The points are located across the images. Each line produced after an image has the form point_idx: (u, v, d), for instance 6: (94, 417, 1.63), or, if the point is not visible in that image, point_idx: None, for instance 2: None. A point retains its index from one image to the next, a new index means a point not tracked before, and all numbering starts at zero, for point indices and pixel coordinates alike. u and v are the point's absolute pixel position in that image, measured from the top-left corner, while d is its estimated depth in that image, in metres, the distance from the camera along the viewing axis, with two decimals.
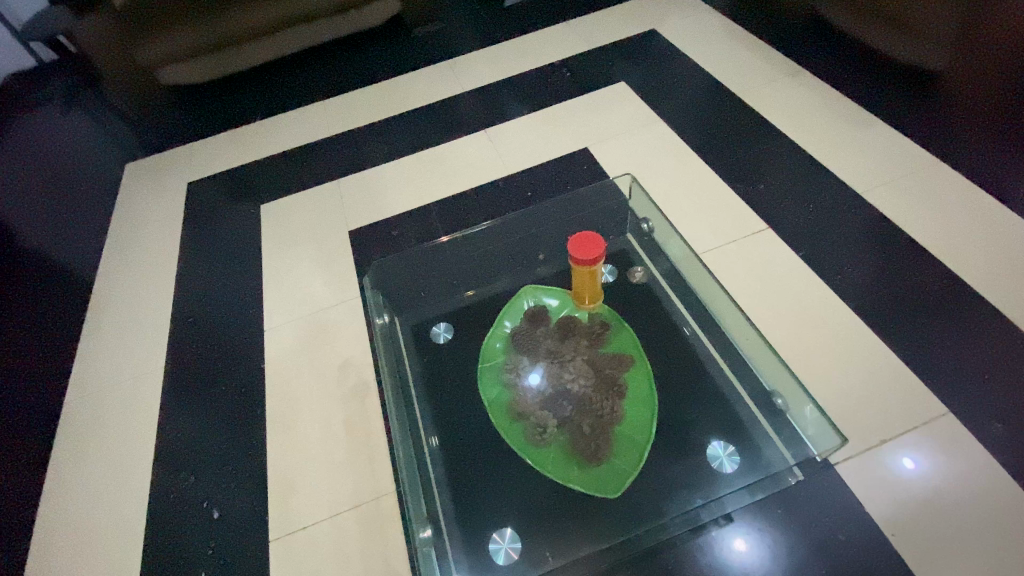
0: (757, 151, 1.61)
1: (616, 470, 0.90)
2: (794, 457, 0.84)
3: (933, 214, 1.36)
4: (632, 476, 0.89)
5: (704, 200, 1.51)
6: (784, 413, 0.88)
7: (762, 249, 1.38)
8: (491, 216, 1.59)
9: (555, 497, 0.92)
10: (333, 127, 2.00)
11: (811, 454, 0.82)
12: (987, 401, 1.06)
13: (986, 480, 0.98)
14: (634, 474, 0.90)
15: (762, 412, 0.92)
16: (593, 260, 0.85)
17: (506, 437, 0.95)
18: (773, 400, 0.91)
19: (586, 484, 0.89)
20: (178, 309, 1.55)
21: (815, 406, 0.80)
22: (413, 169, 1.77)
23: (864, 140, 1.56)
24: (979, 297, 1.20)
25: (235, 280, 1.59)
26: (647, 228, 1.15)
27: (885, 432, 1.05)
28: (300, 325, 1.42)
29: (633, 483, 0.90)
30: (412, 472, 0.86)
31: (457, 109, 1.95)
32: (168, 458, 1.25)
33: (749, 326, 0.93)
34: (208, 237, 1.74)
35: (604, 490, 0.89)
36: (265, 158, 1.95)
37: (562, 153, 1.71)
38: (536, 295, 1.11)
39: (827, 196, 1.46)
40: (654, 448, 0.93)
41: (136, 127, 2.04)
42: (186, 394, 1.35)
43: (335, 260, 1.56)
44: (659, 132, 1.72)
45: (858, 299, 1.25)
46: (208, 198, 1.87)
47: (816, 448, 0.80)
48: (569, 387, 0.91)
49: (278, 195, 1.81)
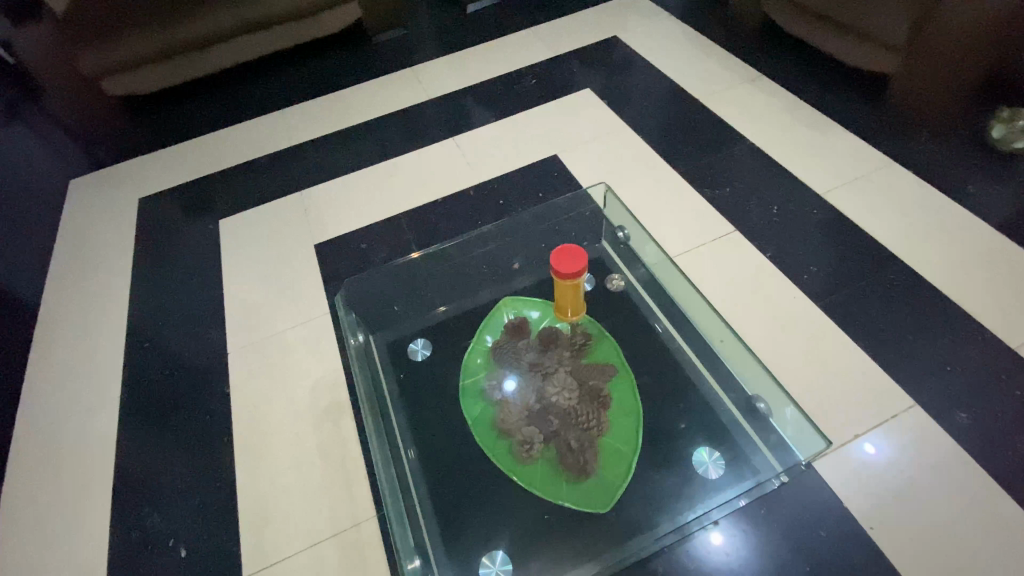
0: (721, 155, 1.64)
1: (606, 484, 0.88)
2: (781, 463, 0.84)
3: (891, 213, 1.42)
4: (621, 489, 0.88)
5: (673, 204, 1.53)
6: (768, 418, 0.89)
7: (732, 250, 1.40)
8: (463, 226, 1.57)
9: (545, 517, 0.89)
10: (293, 138, 1.93)
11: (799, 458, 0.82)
12: (950, 391, 1.11)
13: (957, 469, 1.02)
14: (622, 487, 0.88)
15: (747, 418, 0.92)
16: (576, 274, 0.82)
17: (492, 456, 0.92)
18: (757, 405, 0.91)
19: (575, 500, 0.87)
20: (133, 333, 1.46)
21: (796, 407, 0.81)
22: (380, 179, 1.73)
23: (822, 142, 1.61)
24: (937, 290, 1.26)
25: (195, 300, 1.51)
26: (623, 237, 1.15)
27: (858, 426, 1.08)
28: (267, 346, 1.36)
29: (623, 498, 0.88)
30: (398, 499, 0.83)
31: (423, 117, 1.92)
32: (128, 495, 1.17)
33: (728, 330, 0.93)
34: (164, 255, 1.65)
35: (594, 506, 0.87)
36: (223, 171, 1.87)
37: (531, 160, 1.71)
38: (518, 308, 1.09)
39: (791, 198, 1.50)
40: (642, 458, 0.92)
41: (85, 137, 1.93)
42: (145, 425, 1.27)
43: (302, 276, 1.50)
44: (626, 138, 1.73)
45: (825, 297, 1.28)
46: (163, 215, 1.77)
47: (803, 453, 0.80)
48: (553, 400, 0.89)
49: (238, 209, 1.74)
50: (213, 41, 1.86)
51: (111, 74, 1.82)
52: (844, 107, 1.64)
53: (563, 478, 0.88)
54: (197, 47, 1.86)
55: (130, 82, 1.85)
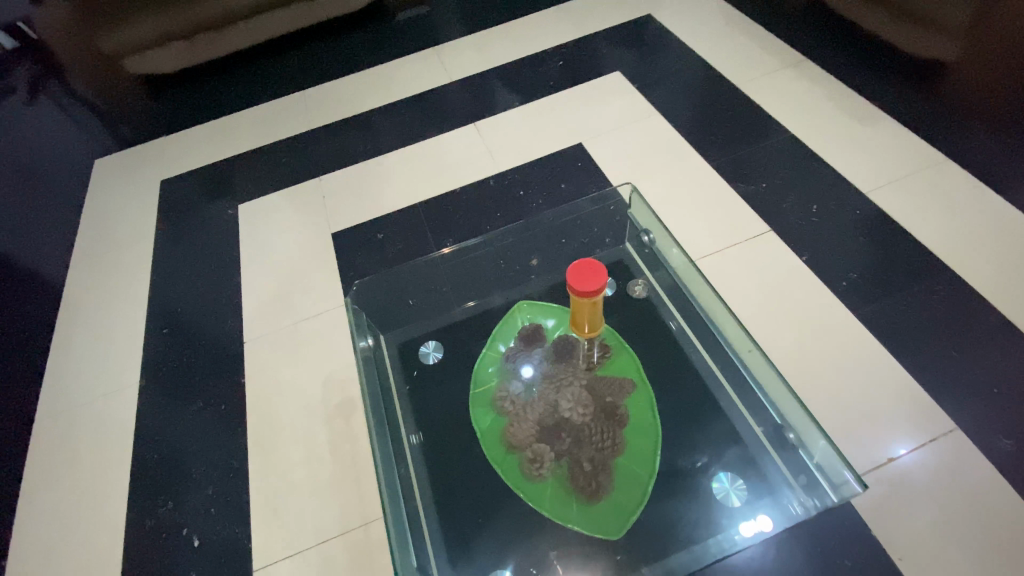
0: (757, 147, 1.54)
1: (618, 507, 0.84)
2: (808, 496, 0.80)
3: (940, 216, 1.31)
4: (633, 515, 0.84)
5: (703, 199, 1.45)
6: (797, 447, 0.84)
7: (764, 252, 1.33)
8: (481, 217, 1.51)
9: (550, 554, 0.85)
10: (312, 121, 1.90)
11: (828, 496, 0.77)
12: (995, 414, 1.03)
13: (1000, 502, 0.94)
14: (635, 513, 0.84)
15: (773, 443, 0.87)
16: (597, 292, 0.73)
17: (500, 470, 0.88)
18: (785, 432, 0.86)
19: (586, 523, 0.83)
20: (153, 319, 1.47)
21: (828, 441, 0.75)
22: (398, 166, 1.69)
23: (868, 136, 1.50)
24: (986, 303, 1.17)
25: (213, 286, 1.51)
26: (647, 240, 1.10)
27: (892, 450, 1.02)
28: (282, 337, 1.35)
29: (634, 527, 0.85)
30: (400, 504, 0.82)
31: (444, 101, 1.86)
32: (144, 482, 1.19)
33: (755, 348, 0.87)
34: (185, 239, 1.66)
35: (605, 530, 0.83)
36: (243, 155, 1.85)
37: (554, 149, 1.64)
38: (532, 313, 1.06)
39: (830, 196, 1.40)
40: (657, 484, 0.88)
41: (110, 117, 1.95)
42: (162, 412, 1.28)
43: (317, 266, 1.49)
44: (655, 127, 1.65)
45: (863, 307, 1.20)
46: (183, 198, 1.77)
47: (834, 493, 0.75)
48: (567, 416, 0.84)
49: (256, 194, 1.72)
50: (236, 18, 1.86)
51: (137, 53, 1.83)
52: (894, 98, 1.52)
53: (573, 499, 0.84)
54: (216, 24, 1.85)
55: (151, 61, 1.85)
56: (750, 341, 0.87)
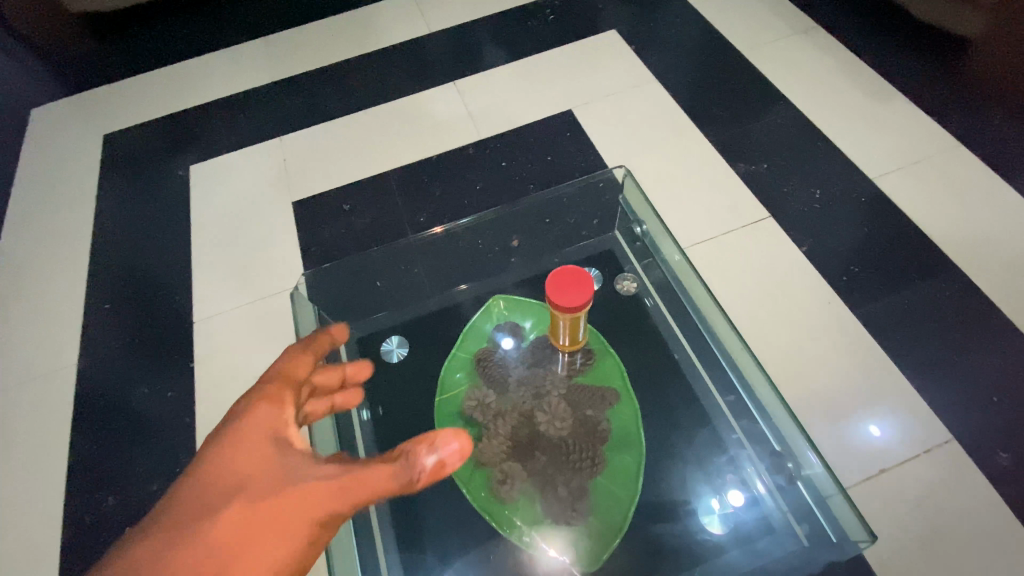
0: (760, 122, 1.42)
1: (596, 534, 0.77)
2: (806, 534, 0.74)
3: (950, 207, 1.23)
4: (610, 547, 0.76)
5: (701, 179, 1.34)
6: (795, 478, 0.77)
7: (762, 240, 1.23)
8: (459, 189, 1.38)
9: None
10: (275, 73, 1.71)
11: (827, 536, 0.72)
12: (994, 425, 0.98)
13: (993, 518, 0.90)
14: (611, 545, 0.76)
15: (769, 471, 0.80)
16: (577, 308, 0.66)
17: (465, 488, 0.80)
18: (783, 461, 0.79)
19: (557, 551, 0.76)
20: (95, 292, 1.34)
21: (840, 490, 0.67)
22: (369, 129, 1.54)
23: (880, 115, 1.39)
24: (991, 305, 1.10)
25: (163, 257, 1.38)
26: (639, 231, 1.01)
27: (885, 460, 0.96)
28: (238, 317, 1.24)
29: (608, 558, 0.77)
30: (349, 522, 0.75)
31: (422, 54, 1.68)
32: (83, 475, 1.09)
33: (756, 367, 0.78)
34: (131, 202, 1.50)
35: (578, 561, 0.76)
36: (199, 108, 1.67)
37: (541, 116, 1.50)
38: (509, 310, 0.96)
39: (835, 179, 1.30)
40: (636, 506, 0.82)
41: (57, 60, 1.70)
42: (103, 398, 1.17)
43: (279, 238, 1.36)
44: (652, 94, 1.51)
45: (863, 304, 1.13)
46: (130, 155, 1.60)
47: (835, 537, 0.70)
48: (542, 431, 0.78)
49: (211, 153, 1.56)
50: None
51: None
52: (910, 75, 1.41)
53: (545, 524, 0.77)
54: None
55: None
56: (752, 358, 0.79)
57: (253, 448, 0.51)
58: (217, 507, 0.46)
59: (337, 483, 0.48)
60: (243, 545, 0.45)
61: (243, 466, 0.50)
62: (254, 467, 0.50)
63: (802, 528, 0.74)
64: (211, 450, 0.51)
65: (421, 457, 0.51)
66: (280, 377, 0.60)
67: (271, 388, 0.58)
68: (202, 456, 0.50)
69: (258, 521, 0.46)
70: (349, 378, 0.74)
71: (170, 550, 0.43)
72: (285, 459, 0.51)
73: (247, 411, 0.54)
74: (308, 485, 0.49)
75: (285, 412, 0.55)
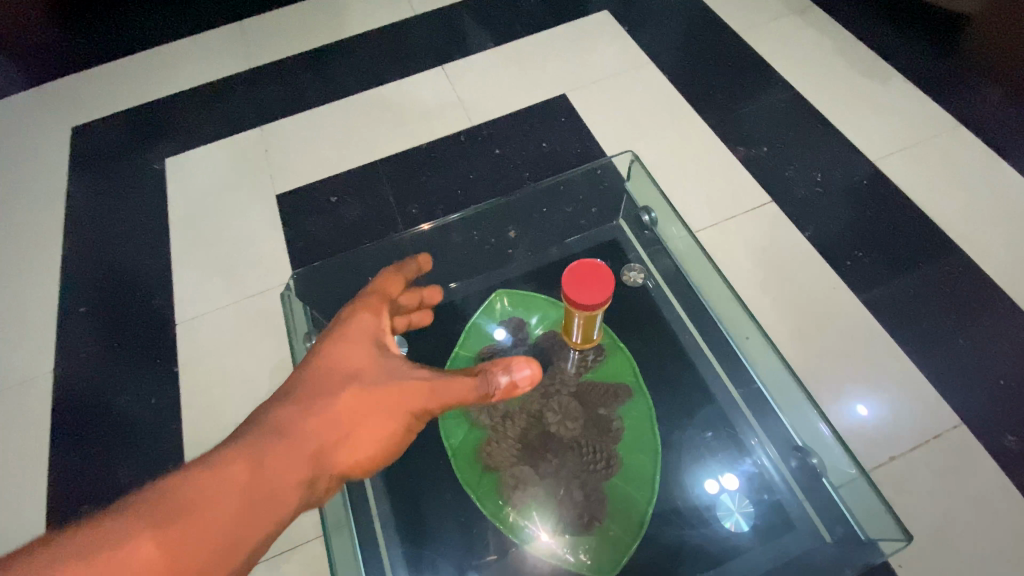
0: (759, 104, 1.39)
1: (613, 538, 0.75)
2: (831, 532, 0.74)
3: (952, 188, 1.21)
4: (626, 551, 0.74)
5: (700, 164, 1.31)
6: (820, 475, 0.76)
7: (765, 226, 1.21)
8: (451, 178, 1.33)
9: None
10: (253, 59, 1.62)
11: (857, 535, 0.71)
12: (1001, 408, 0.97)
13: (1002, 503, 0.90)
14: (628, 549, 0.74)
15: (791, 468, 0.80)
16: (591, 305, 0.66)
17: (474, 494, 0.79)
18: (807, 458, 0.78)
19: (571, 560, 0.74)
20: (68, 295, 1.27)
21: (872, 487, 0.67)
22: (355, 117, 1.47)
23: (879, 95, 1.36)
24: (996, 287, 1.09)
25: (140, 256, 1.31)
26: (647, 220, 0.98)
27: (894, 447, 0.95)
28: (222, 317, 1.18)
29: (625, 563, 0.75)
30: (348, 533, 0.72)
31: (407, 37, 1.61)
32: (63, 488, 1.03)
33: (778, 361, 0.78)
34: (104, 198, 1.42)
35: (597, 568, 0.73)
36: (173, 97, 1.58)
37: (534, 101, 1.45)
38: (514, 305, 0.94)
39: (837, 162, 1.28)
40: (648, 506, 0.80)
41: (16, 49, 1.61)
42: (81, 407, 1.11)
43: (263, 233, 1.30)
44: (648, 77, 1.47)
45: (868, 289, 1.11)
46: (101, 148, 1.52)
47: (863, 534, 0.69)
48: (553, 431, 0.79)
49: (187, 145, 1.48)
50: None
51: None
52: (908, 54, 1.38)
53: (559, 528, 0.75)
54: None
55: None
56: (779, 356, 0.78)
57: (360, 347, 0.62)
58: (336, 390, 0.58)
59: (430, 385, 0.60)
60: (359, 419, 0.58)
61: (353, 361, 0.60)
62: (362, 361, 0.61)
63: (825, 526, 0.75)
64: (325, 347, 0.61)
65: (496, 375, 0.61)
66: (379, 292, 0.68)
67: (372, 300, 0.66)
68: (318, 350, 0.61)
69: (370, 403, 0.58)
70: (425, 299, 0.83)
71: (307, 416, 0.55)
72: (387, 362, 0.62)
73: (351, 317, 0.64)
74: (406, 385, 0.60)
75: (382, 322, 0.65)
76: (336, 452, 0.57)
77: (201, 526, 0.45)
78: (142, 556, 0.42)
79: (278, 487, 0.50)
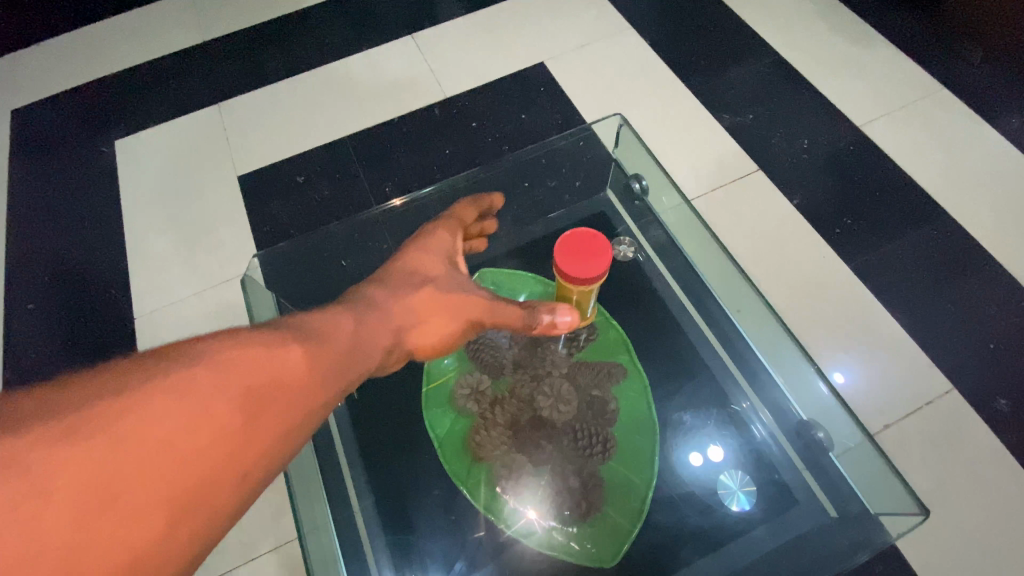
0: (743, 70, 1.34)
1: (612, 525, 0.73)
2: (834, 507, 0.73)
3: (938, 151, 1.19)
4: (627, 537, 0.73)
5: (685, 134, 1.27)
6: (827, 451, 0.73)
7: (753, 196, 1.17)
8: (427, 154, 1.26)
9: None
10: (208, 32, 1.51)
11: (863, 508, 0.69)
12: (991, 372, 0.97)
13: (994, 466, 0.90)
14: (628, 535, 0.73)
15: (794, 443, 0.78)
16: (586, 280, 0.63)
17: (464, 486, 0.75)
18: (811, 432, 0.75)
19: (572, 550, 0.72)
20: (14, 291, 1.17)
21: (886, 464, 0.63)
22: (320, 91, 1.38)
23: (864, 58, 1.33)
24: (983, 250, 1.08)
25: (92, 246, 1.21)
26: (638, 189, 0.94)
27: (888, 416, 0.94)
28: (186, 308, 1.11)
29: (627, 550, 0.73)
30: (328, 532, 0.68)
31: (373, 5, 1.52)
32: None
33: (781, 329, 0.74)
34: (49, 185, 1.31)
35: (599, 558, 0.72)
36: (121, 74, 1.46)
37: (510, 71, 1.38)
38: (497, 281, 0.91)
39: (822, 128, 1.25)
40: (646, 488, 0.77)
41: None
42: None
43: (226, 217, 1.21)
44: (629, 44, 1.41)
45: (858, 258, 1.09)
46: (43, 132, 1.40)
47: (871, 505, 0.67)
48: (546, 415, 0.75)
49: (139, 126, 1.37)
50: None
51: None
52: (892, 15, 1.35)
53: (558, 517, 0.72)
54: None
55: None
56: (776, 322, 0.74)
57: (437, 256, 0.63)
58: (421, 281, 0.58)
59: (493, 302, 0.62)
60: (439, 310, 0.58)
61: (431, 262, 0.61)
62: (437, 263, 0.61)
63: (829, 500, 0.74)
64: (406, 251, 0.62)
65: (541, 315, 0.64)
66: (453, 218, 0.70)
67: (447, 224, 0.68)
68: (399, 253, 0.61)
69: (451, 299, 0.59)
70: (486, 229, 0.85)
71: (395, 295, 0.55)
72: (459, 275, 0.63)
73: (431, 231, 0.65)
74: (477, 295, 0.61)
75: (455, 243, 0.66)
76: (413, 333, 0.55)
77: (331, 348, 0.44)
78: (293, 358, 0.41)
79: (375, 343, 0.49)
